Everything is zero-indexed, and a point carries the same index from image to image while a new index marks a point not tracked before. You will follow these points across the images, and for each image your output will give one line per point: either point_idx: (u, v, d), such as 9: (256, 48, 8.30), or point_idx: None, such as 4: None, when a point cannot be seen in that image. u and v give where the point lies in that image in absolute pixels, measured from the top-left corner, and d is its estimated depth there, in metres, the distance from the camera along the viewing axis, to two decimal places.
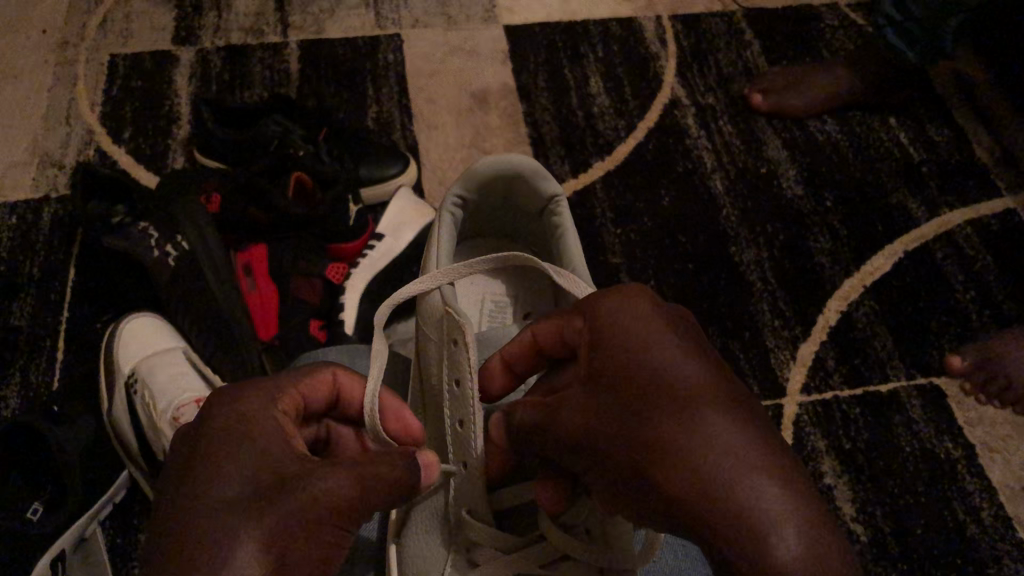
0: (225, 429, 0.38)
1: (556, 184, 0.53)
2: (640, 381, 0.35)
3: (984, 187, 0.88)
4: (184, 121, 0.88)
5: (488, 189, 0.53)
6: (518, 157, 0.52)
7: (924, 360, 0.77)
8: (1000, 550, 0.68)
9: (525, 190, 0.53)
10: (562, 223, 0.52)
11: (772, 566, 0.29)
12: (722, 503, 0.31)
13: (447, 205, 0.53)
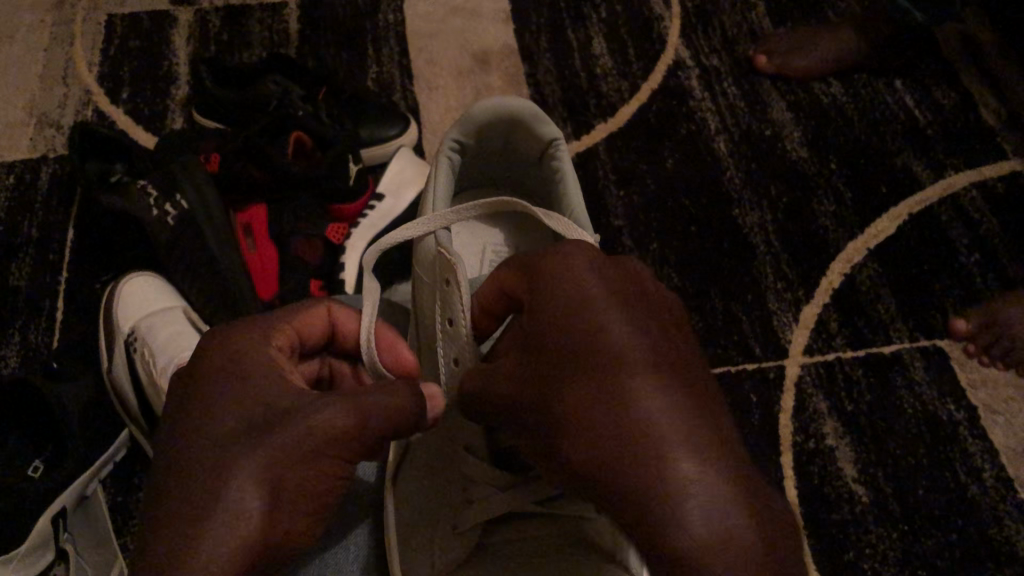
0: (214, 377, 0.38)
1: (556, 129, 0.52)
2: (571, 347, 0.35)
3: (989, 150, 0.87)
4: (183, 81, 0.87)
5: (486, 134, 0.53)
6: (517, 101, 0.51)
7: (927, 323, 0.77)
8: (1001, 511, 0.68)
9: (524, 135, 0.52)
10: (561, 166, 0.51)
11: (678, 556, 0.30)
12: (639, 489, 0.31)
13: (445, 149, 0.52)
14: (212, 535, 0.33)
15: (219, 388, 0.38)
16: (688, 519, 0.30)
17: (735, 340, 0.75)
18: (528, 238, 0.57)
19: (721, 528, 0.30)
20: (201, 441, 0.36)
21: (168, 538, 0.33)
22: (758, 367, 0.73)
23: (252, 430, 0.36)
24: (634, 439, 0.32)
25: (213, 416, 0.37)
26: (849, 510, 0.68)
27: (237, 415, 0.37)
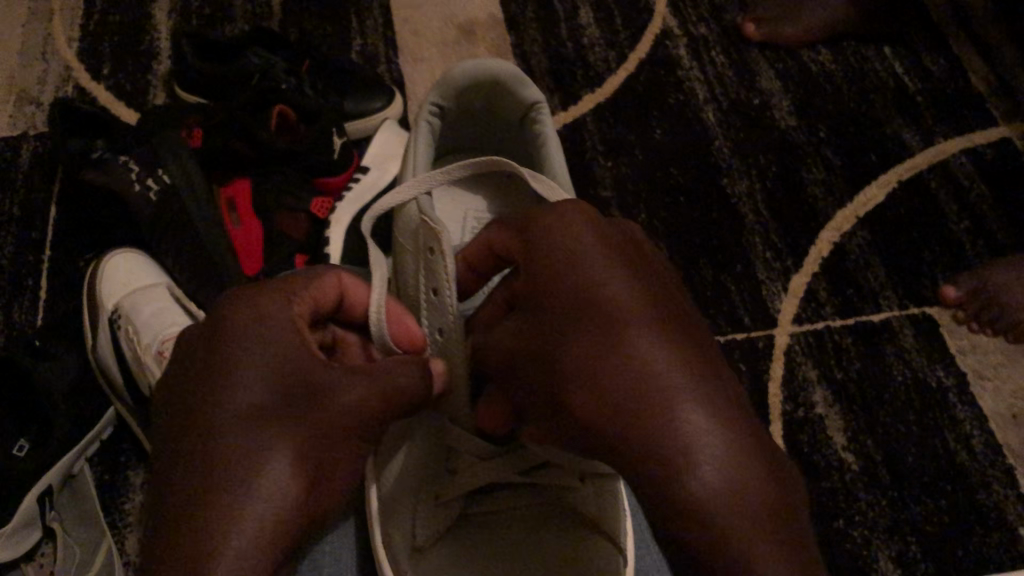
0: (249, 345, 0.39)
1: (540, 93, 0.52)
2: (573, 309, 0.38)
3: (979, 116, 0.86)
4: (165, 56, 0.86)
5: (466, 98, 0.53)
6: (500, 64, 0.51)
7: (916, 290, 0.76)
8: (990, 477, 0.68)
9: (507, 99, 0.52)
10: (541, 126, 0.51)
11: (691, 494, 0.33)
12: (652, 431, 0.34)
13: (424, 113, 0.52)
14: (259, 507, 0.36)
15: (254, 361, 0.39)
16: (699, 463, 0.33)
17: (723, 310, 0.74)
18: (511, 207, 0.57)
19: (730, 476, 0.33)
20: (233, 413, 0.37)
21: (210, 508, 0.35)
22: (747, 337, 0.73)
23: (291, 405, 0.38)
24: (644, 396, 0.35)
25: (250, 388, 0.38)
26: (839, 478, 0.68)
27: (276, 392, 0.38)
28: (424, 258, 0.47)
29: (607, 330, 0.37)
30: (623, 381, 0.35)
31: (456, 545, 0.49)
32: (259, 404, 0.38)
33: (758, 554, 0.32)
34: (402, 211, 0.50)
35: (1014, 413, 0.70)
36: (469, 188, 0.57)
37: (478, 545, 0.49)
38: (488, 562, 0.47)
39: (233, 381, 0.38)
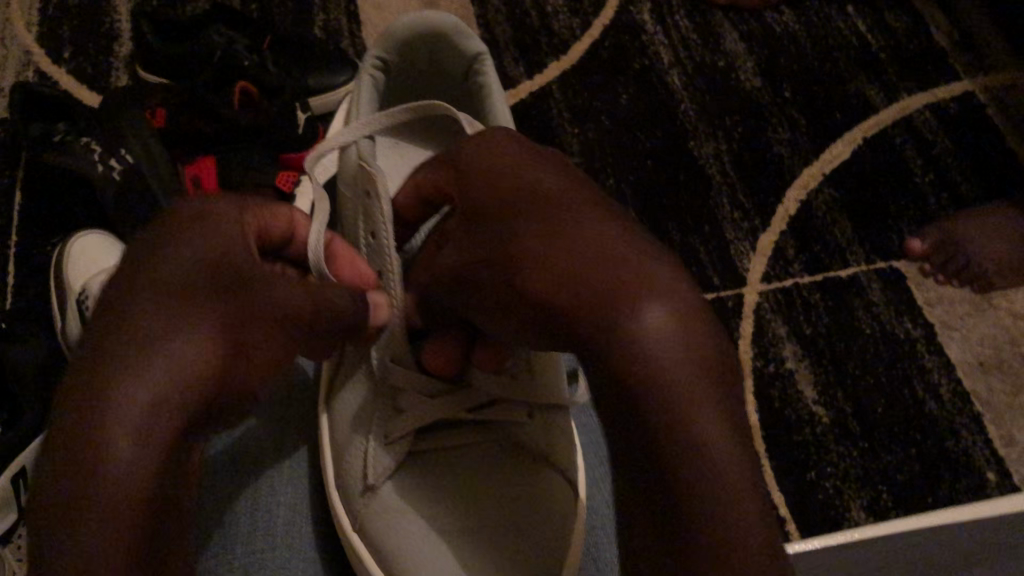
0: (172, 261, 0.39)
1: (480, 44, 0.53)
2: (529, 241, 0.39)
3: (942, 71, 0.87)
4: (127, 38, 0.85)
5: (409, 52, 0.54)
6: (439, 15, 0.53)
7: (882, 244, 0.77)
8: (959, 424, 0.69)
9: (448, 49, 0.53)
10: (484, 78, 0.52)
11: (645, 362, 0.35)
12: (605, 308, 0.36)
13: (367, 66, 0.53)
14: (159, 415, 0.35)
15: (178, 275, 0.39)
16: (655, 382, 0.34)
17: (692, 270, 0.75)
18: None
19: (692, 392, 0.34)
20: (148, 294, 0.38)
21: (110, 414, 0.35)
22: (716, 296, 0.74)
23: (209, 315, 0.38)
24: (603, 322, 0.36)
25: (171, 301, 0.38)
26: (810, 431, 0.68)
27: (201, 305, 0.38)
28: (362, 199, 0.50)
29: (562, 259, 0.38)
30: (573, 293, 0.37)
31: (410, 480, 0.49)
32: (157, 304, 0.37)
33: (705, 414, 0.33)
34: (343, 155, 0.52)
35: (981, 361, 0.71)
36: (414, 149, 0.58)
37: (432, 479, 0.49)
38: (446, 493, 0.48)
39: (150, 289, 0.38)
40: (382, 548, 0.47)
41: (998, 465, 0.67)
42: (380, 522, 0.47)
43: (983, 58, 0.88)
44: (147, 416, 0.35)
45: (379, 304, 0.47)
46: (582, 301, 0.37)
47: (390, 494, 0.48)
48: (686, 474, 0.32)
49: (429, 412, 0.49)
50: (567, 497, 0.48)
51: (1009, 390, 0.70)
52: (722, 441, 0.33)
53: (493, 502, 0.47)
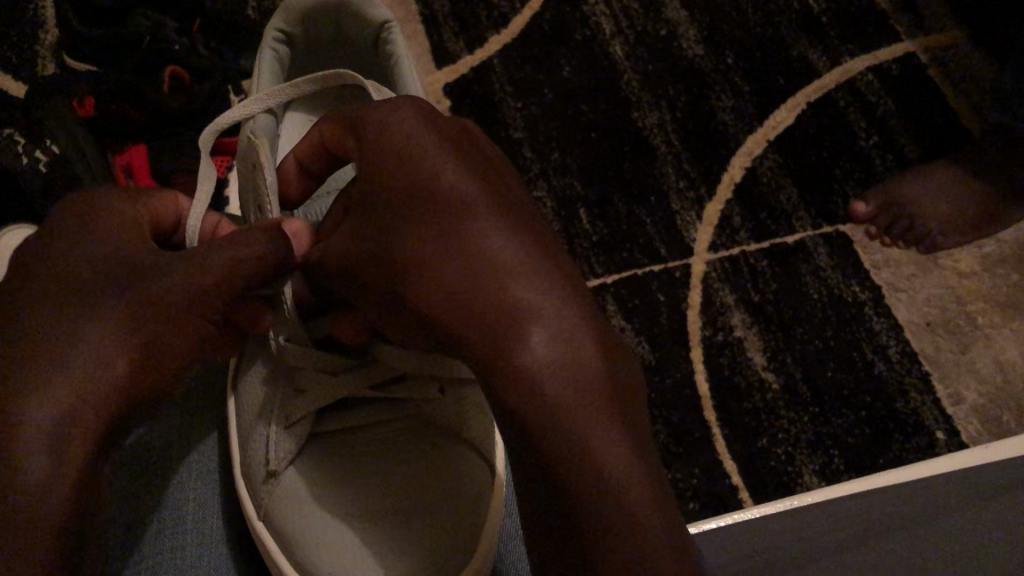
0: (65, 248, 0.39)
1: (385, 12, 0.53)
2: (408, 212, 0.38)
3: (883, 32, 0.86)
4: (50, 24, 0.82)
5: (312, 22, 0.53)
6: None
7: (828, 208, 0.77)
8: (907, 385, 0.69)
9: (353, 19, 0.53)
10: (393, 42, 0.52)
11: (529, 358, 0.32)
12: (493, 302, 0.34)
13: (268, 38, 0.52)
14: (58, 397, 0.35)
15: (67, 265, 0.38)
16: (528, 348, 0.33)
17: (639, 242, 0.74)
18: None
19: (569, 355, 0.32)
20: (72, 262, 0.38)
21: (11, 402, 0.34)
22: (664, 267, 0.73)
23: (106, 296, 0.37)
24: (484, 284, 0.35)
25: (66, 291, 0.37)
26: (761, 398, 0.68)
27: (97, 289, 0.38)
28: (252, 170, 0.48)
29: (447, 225, 0.37)
30: (462, 283, 0.35)
31: (316, 465, 0.48)
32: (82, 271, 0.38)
33: (592, 416, 0.31)
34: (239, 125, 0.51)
35: (928, 321, 0.71)
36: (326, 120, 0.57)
37: (338, 462, 0.48)
38: (351, 479, 0.47)
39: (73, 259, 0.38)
40: (292, 538, 0.45)
41: (946, 423, 0.67)
42: (285, 508, 0.46)
43: (924, 16, 0.87)
44: (47, 401, 0.34)
45: (298, 232, 0.46)
46: (464, 273, 0.35)
47: (293, 480, 0.47)
48: (560, 436, 0.31)
49: (331, 391, 0.47)
50: (477, 466, 0.48)
51: (957, 347, 0.70)
52: (599, 402, 0.32)
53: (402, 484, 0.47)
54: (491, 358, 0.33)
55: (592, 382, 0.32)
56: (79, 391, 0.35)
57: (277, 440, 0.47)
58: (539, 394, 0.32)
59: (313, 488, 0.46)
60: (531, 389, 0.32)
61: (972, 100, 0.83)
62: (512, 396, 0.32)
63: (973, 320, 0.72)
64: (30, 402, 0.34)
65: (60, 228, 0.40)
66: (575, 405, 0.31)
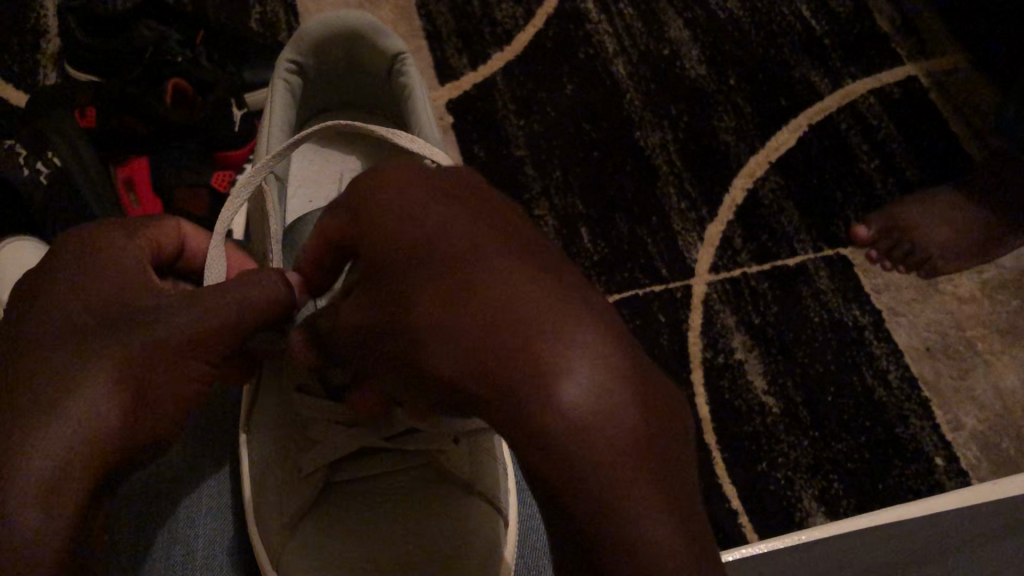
0: (65, 292, 0.39)
1: (399, 41, 0.53)
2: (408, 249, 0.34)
3: (885, 55, 0.87)
4: (53, 33, 0.81)
5: (325, 52, 0.53)
6: (355, 15, 0.52)
7: (829, 231, 0.77)
8: (907, 410, 0.69)
9: (367, 50, 0.53)
10: (407, 73, 0.52)
11: (554, 419, 0.29)
12: (508, 352, 0.30)
13: (282, 69, 0.52)
14: (56, 449, 0.35)
15: (68, 309, 0.39)
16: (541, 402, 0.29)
17: (641, 262, 0.74)
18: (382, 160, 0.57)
19: (603, 407, 0.28)
20: (74, 306, 0.39)
21: (8, 454, 0.35)
22: (666, 288, 0.73)
23: (110, 340, 0.38)
24: (493, 322, 0.31)
25: (66, 337, 0.38)
26: (761, 422, 0.68)
27: (96, 334, 0.38)
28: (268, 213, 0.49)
29: (451, 264, 0.32)
30: (475, 329, 0.31)
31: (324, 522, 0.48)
32: (85, 317, 0.38)
33: (620, 478, 0.28)
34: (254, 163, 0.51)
35: (928, 345, 0.72)
36: (338, 147, 0.58)
37: (345, 516, 0.48)
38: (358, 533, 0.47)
39: (75, 302, 0.39)
40: None
41: (945, 449, 0.68)
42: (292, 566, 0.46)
43: (924, 41, 0.87)
44: (43, 453, 0.35)
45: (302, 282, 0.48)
46: (474, 320, 0.31)
47: (304, 537, 0.47)
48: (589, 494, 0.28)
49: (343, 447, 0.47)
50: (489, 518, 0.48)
51: (956, 373, 0.71)
52: (635, 457, 0.28)
53: (410, 536, 0.47)
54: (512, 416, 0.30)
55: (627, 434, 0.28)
56: (75, 443, 0.35)
57: (286, 501, 0.48)
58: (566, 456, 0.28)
59: (321, 546, 0.47)
60: (562, 441, 0.28)
61: (972, 125, 0.83)
62: (541, 452, 0.29)
63: (973, 345, 0.72)
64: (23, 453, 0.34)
65: (63, 269, 0.40)
66: (610, 464, 0.28)
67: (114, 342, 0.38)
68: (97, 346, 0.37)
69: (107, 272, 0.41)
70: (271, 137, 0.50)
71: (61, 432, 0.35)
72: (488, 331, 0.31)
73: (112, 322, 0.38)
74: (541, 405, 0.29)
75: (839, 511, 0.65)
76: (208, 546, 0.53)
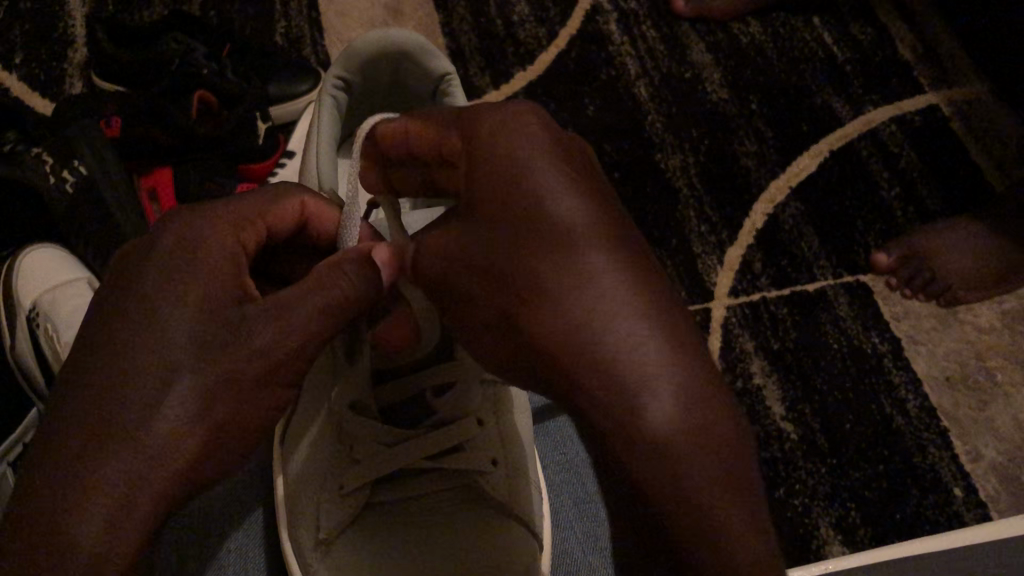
0: (145, 295, 0.36)
1: (447, 63, 0.53)
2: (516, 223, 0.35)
3: (906, 85, 0.87)
4: (80, 44, 0.82)
5: (373, 71, 0.53)
6: (403, 35, 0.52)
7: (849, 259, 0.77)
8: (925, 440, 0.69)
9: (412, 70, 0.53)
10: (452, 94, 0.52)
11: (643, 409, 0.30)
12: (598, 334, 0.32)
13: (328, 86, 0.53)
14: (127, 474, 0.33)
15: (153, 316, 0.36)
16: (659, 407, 0.30)
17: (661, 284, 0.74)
18: None
19: (684, 407, 0.30)
20: (158, 295, 0.36)
21: (80, 461, 0.33)
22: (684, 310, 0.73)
23: (182, 347, 0.35)
24: (587, 316, 0.32)
25: (147, 345, 0.35)
26: (779, 447, 0.68)
27: (175, 346, 0.35)
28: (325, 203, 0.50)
29: (547, 243, 0.34)
30: (555, 302, 0.33)
31: (365, 538, 0.48)
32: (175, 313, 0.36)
33: (689, 474, 0.30)
34: (303, 178, 0.52)
35: (947, 375, 0.71)
36: None
37: (382, 530, 0.48)
38: (394, 549, 0.47)
39: (159, 290, 0.36)
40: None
41: (964, 480, 0.67)
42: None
43: (945, 71, 0.87)
44: (114, 470, 0.33)
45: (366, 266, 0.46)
46: (566, 306, 0.33)
47: (342, 551, 0.47)
48: (684, 496, 0.29)
49: (382, 464, 0.48)
50: (527, 548, 0.47)
51: (976, 404, 0.70)
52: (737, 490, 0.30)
53: (447, 552, 0.47)
54: (602, 377, 0.32)
55: (726, 432, 0.31)
56: (142, 467, 0.33)
57: (329, 511, 0.48)
58: (696, 438, 0.30)
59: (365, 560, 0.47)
60: (649, 430, 0.30)
61: (993, 154, 0.83)
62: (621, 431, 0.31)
63: (991, 376, 0.72)
64: (96, 490, 0.32)
65: (139, 272, 0.37)
66: (685, 447, 0.30)
67: (191, 360, 0.35)
68: (174, 365, 0.35)
69: (185, 264, 0.37)
70: (317, 154, 0.51)
71: (140, 445, 0.33)
72: (575, 311, 0.33)
73: (201, 329, 0.36)
74: (633, 396, 0.31)
75: (857, 541, 0.65)
76: (237, 561, 0.53)
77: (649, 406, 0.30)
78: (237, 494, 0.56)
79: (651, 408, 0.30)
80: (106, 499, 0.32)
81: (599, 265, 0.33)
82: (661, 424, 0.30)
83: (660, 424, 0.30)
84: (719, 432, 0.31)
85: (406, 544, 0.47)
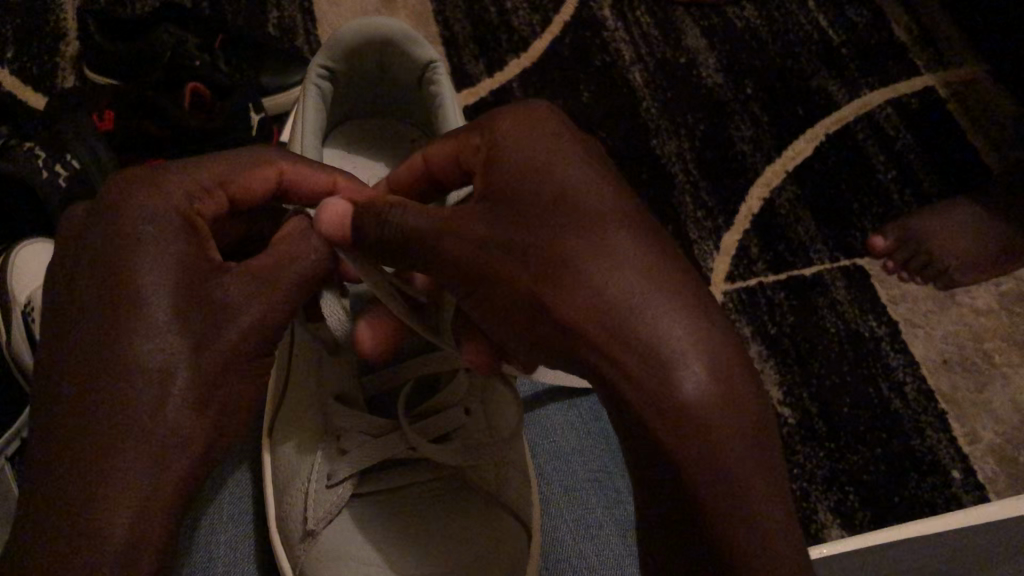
0: (114, 273, 0.35)
1: (432, 51, 0.53)
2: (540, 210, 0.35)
3: (903, 67, 0.86)
4: (72, 37, 0.81)
5: (357, 60, 0.53)
6: (387, 24, 0.52)
7: (846, 242, 0.77)
8: (923, 422, 0.69)
9: (397, 58, 0.53)
10: (440, 83, 0.52)
11: (674, 394, 0.30)
12: (626, 322, 0.31)
13: (312, 75, 0.53)
14: (125, 469, 0.33)
15: (131, 304, 0.35)
16: (689, 372, 0.30)
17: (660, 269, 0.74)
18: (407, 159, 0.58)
19: (714, 396, 0.30)
20: (127, 270, 0.35)
21: (73, 457, 0.32)
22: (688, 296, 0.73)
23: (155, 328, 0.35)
24: (605, 297, 0.32)
25: (125, 332, 0.34)
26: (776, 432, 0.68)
27: (162, 332, 0.35)
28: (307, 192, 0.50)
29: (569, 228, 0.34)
30: (575, 283, 0.32)
31: (360, 522, 0.47)
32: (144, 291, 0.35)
33: (723, 465, 0.29)
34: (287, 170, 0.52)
35: (945, 357, 0.71)
36: (360, 152, 0.58)
37: (374, 520, 0.48)
38: (384, 533, 0.47)
39: (124, 266, 0.35)
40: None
41: (962, 462, 0.67)
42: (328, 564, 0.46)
43: (942, 52, 0.87)
44: (110, 466, 0.33)
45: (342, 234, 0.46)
46: (587, 288, 0.32)
47: (333, 535, 0.47)
48: (729, 477, 0.29)
49: (372, 454, 0.48)
50: (518, 535, 0.48)
51: (974, 386, 0.70)
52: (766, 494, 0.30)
53: (437, 536, 0.47)
54: (629, 353, 0.31)
55: (753, 424, 0.30)
56: (152, 455, 0.33)
57: (321, 496, 0.47)
58: (729, 430, 0.30)
59: (359, 539, 0.47)
60: (678, 410, 0.30)
61: (990, 136, 0.83)
62: (647, 409, 0.30)
63: (990, 358, 0.72)
64: (92, 484, 0.32)
65: (104, 249, 0.36)
66: (716, 442, 0.29)
67: (175, 345, 0.35)
68: (161, 355, 0.35)
69: (152, 239, 0.36)
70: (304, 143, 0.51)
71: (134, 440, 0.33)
72: (597, 293, 0.32)
73: (177, 309, 0.36)
74: (662, 375, 0.30)
75: (856, 525, 0.65)
76: (231, 553, 0.52)
77: (676, 389, 0.30)
78: (233, 487, 0.55)
79: (685, 392, 0.30)
80: (102, 497, 0.32)
81: (622, 256, 0.32)
82: (683, 404, 0.30)
83: (683, 405, 0.30)
84: (748, 435, 0.30)
85: (397, 533, 0.47)
